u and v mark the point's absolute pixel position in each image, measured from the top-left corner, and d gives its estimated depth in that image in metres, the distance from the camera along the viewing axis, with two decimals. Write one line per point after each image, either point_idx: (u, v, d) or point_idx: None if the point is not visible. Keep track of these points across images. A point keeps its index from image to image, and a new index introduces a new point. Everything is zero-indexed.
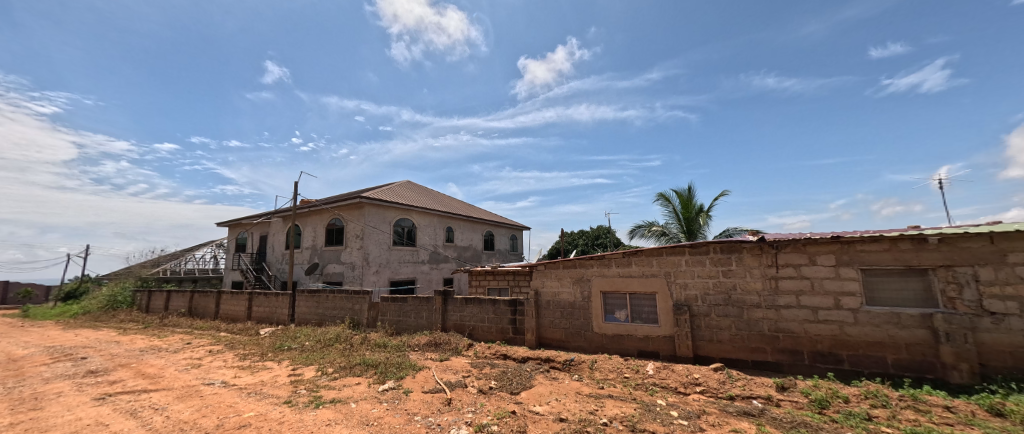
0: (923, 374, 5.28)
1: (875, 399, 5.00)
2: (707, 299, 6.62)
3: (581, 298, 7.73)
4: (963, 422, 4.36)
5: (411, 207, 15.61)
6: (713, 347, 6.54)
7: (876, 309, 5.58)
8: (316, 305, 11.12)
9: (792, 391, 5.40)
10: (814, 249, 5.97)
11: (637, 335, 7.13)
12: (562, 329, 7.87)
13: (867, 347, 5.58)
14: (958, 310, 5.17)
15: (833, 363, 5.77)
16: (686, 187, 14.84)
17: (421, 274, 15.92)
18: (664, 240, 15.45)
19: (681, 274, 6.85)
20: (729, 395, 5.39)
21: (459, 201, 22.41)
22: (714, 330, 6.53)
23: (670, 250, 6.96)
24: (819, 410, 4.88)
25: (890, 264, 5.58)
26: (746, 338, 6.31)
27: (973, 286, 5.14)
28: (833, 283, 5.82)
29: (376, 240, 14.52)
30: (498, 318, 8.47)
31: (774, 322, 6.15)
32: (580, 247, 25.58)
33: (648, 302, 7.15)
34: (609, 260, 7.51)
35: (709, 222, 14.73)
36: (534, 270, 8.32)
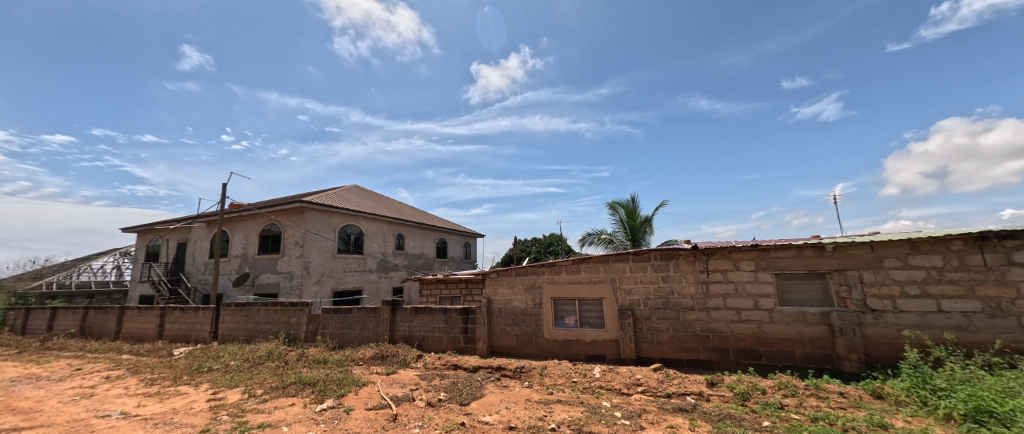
0: (823, 365, 6.15)
1: (787, 389, 5.74)
2: (648, 304, 7.19)
3: (532, 304, 8.02)
4: (853, 405, 5.19)
5: (358, 213, 15.12)
6: (654, 349, 7.09)
7: (787, 309, 6.42)
8: (244, 321, 10.40)
9: (720, 386, 6.03)
10: (738, 256, 6.75)
11: (585, 340, 7.54)
12: (514, 336, 8.09)
13: (780, 342, 6.40)
14: (848, 308, 6.12)
15: (754, 359, 6.53)
16: (631, 198, 15.83)
17: (368, 283, 15.44)
18: (612, 248, 16.34)
19: (625, 280, 7.38)
20: (667, 393, 5.90)
21: (411, 207, 22.04)
22: (654, 332, 7.10)
23: (616, 257, 7.46)
24: (742, 402, 5.51)
25: (797, 268, 6.47)
26: (682, 338, 6.94)
27: (859, 287, 6.12)
28: (753, 286, 6.61)
29: (319, 248, 13.88)
30: (449, 327, 8.50)
31: (705, 323, 6.83)
32: (533, 254, 26.18)
33: (595, 307, 7.59)
34: (560, 267, 7.89)
35: (651, 230, 15.84)
36: (486, 278, 8.48)
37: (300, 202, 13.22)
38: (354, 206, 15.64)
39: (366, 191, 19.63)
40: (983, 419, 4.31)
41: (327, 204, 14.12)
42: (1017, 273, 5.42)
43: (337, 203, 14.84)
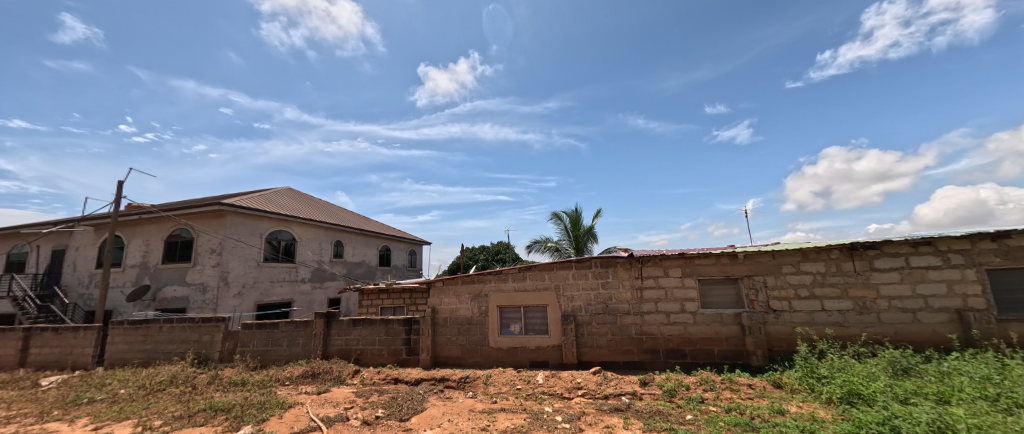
0: (736, 360, 7.07)
1: (706, 384, 6.51)
2: (589, 309, 7.73)
3: (478, 313, 8.22)
4: (759, 395, 6.04)
5: (290, 218, 14.32)
6: (593, 352, 7.63)
7: (707, 311, 7.29)
8: (142, 341, 9.27)
9: (650, 385, 6.67)
10: (667, 263, 7.53)
11: (529, 347, 7.90)
12: (459, 346, 8.24)
13: (702, 341, 7.24)
14: (756, 309, 7.10)
15: (680, 358, 7.29)
16: (575, 208, 16.66)
17: (300, 294, 14.62)
18: (557, 256, 17.06)
19: (568, 287, 7.87)
20: (605, 394, 6.39)
21: (353, 213, 21.29)
22: (594, 336, 7.65)
23: (560, 265, 7.94)
24: (669, 398, 6.15)
25: (716, 274, 7.38)
26: (619, 341, 7.55)
27: (764, 291, 7.13)
28: (680, 291, 7.41)
29: (241, 256, 12.92)
30: (390, 339, 8.43)
31: (639, 326, 7.50)
32: (480, 262, 26.35)
33: (539, 314, 8.00)
34: (506, 275, 8.20)
35: (593, 238, 16.80)
36: (431, 287, 8.56)
37: (219, 205, 12.24)
38: (286, 210, 14.79)
39: (301, 194, 18.68)
40: (853, 400, 5.31)
41: (253, 208, 13.24)
42: (879, 276, 6.67)
43: (266, 207, 13.97)
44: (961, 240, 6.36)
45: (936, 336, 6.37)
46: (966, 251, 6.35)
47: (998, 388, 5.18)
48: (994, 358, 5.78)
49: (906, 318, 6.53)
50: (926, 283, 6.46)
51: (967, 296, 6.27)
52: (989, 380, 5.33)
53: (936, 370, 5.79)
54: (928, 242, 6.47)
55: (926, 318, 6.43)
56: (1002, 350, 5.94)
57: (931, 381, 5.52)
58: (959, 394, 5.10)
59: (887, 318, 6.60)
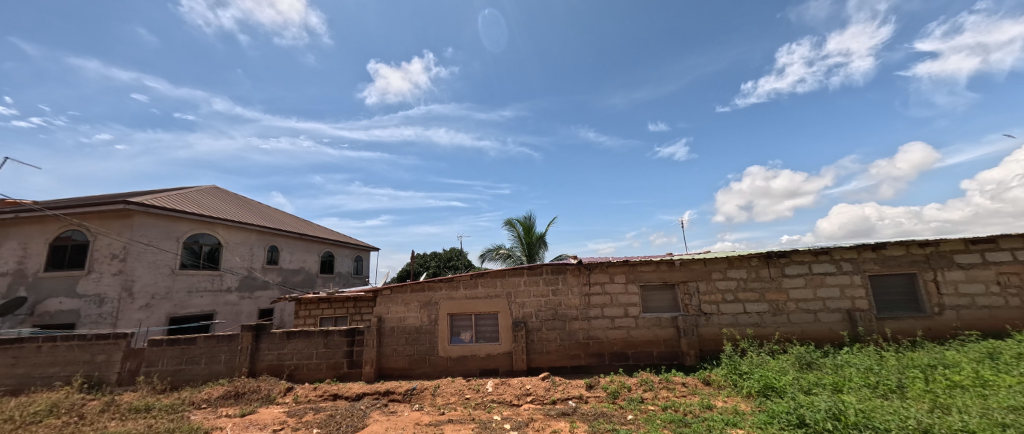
0: (672, 361, 7.70)
1: (647, 384, 7.01)
2: (539, 316, 8.04)
3: (427, 321, 8.21)
4: (691, 392, 6.64)
5: (215, 220, 13.19)
6: (543, 358, 7.92)
7: (648, 315, 7.90)
8: (13, 364, 7.83)
9: (595, 388, 7.07)
10: (613, 270, 8.05)
11: (479, 355, 8.03)
12: (406, 357, 8.16)
13: (642, 344, 7.81)
14: (690, 312, 7.81)
15: (623, 360, 7.80)
16: (528, 215, 17.12)
17: (224, 305, 13.46)
18: (509, 262, 17.37)
19: (519, 294, 8.13)
20: (552, 399, 6.68)
21: (292, 217, 20.20)
22: (544, 342, 7.95)
23: (511, 272, 8.19)
24: (613, 400, 6.56)
25: (655, 280, 8.01)
26: (568, 346, 7.90)
27: (697, 295, 7.86)
28: (624, 296, 7.96)
29: (149, 262, 11.49)
30: (330, 353, 8.11)
31: (586, 331, 7.92)
32: (431, 269, 26.00)
33: (490, 321, 8.17)
34: (457, 283, 8.30)
35: (545, 246, 17.30)
36: (378, 296, 8.43)
37: (124, 204, 10.77)
38: (211, 212, 13.61)
39: (229, 195, 17.40)
40: (768, 392, 6.04)
41: (169, 208, 11.94)
42: (789, 281, 7.63)
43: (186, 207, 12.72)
44: (849, 250, 7.47)
45: (832, 333, 7.41)
46: (853, 260, 7.47)
47: (879, 376, 6.15)
48: (875, 351, 6.83)
49: (809, 318, 7.51)
50: (825, 287, 7.50)
51: (854, 298, 7.37)
52: (871, 369, 6.33)
53: (833, 363, 6.74)
54: (826, 251, 7.53)
55: (825, 318, 7.45)
56: (880, 344, 7.02)
57: (829, 373, 6.42)
58: (849, 383, 6.02)
59: (795, 318, 7.55)
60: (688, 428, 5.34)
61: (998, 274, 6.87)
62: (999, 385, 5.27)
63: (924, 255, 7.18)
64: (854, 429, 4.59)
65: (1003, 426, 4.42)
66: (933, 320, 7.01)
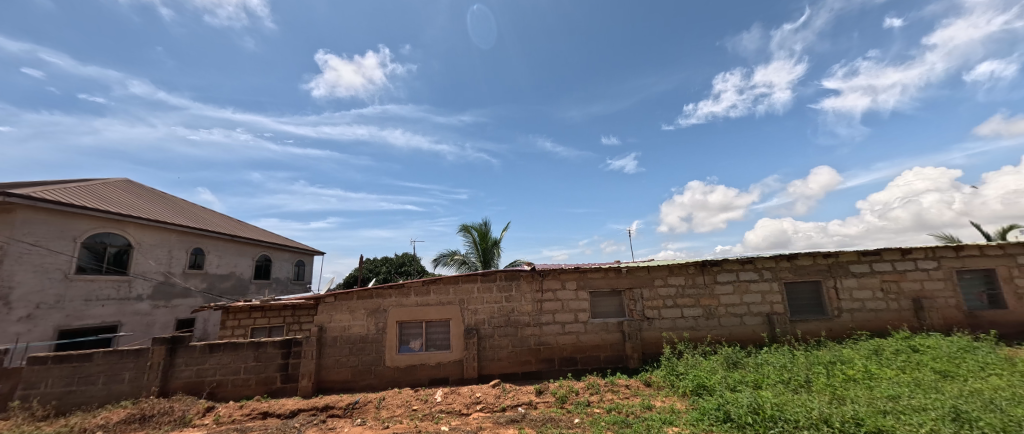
0: (616, 364, 8.14)
1: (593, 388, 7.36)
2: (491, 322, 8.15)
3: (374, 330, 8.03)
4: (633, 394, 7.08)
5: (124, 218, 11.71)
6: (494, 365, 8.02)
7: (596, 321, 8.31)
8: None
9: (545, 393, 7.29)
10: (564, 277, 8.40)
11: (429, 363, 7.97)
12: (349, 368, 7.90)
13: (591, 348, 8.19)
14: (634, 317, 8.33)
15: (571, 365, 8.12)
16: (483, 221, 17.23)
17: (131, 315, 11.90)
18: (463, 268, 17.34)
19: (473, 301, 8.21)
20: (502, 407, 6.78)
21: (221, 216, 18.66)
22: (495, 349, 8.06)
23: (464, 279, 8.26)
24: (561, 404, 6.80)
25: (604, 287, 8.46)
26: (519, 353, 8.08)
27: (641, 301, 8.39)
28: (574, 302, 8.32)
29: (35, 266, 9.91)
30: (262, 366, 7.52)
31: (538, 337, 8.16)
32: (381, 275, 25.23)
33: (442, 329, 8.17)
34: (408, 289, 8.21)
35: (500, 252, 17.45)
36: (320, 304, 8.13)
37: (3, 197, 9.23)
38: (120, 208, 12.09)
39: (145, 190, 15.71)
40: (700, 391, 6.59)
41: (64, 203, 10.42)
42: (720, 288, 8.38)
43: (87, 202, 11.20)
44: (769, 259, 8.37)
45: (755, 335, 8.22)
46: (772, 268, 8.37)
47: (791, 373, 6.94)
48: (789, 351, 7.69)
49: (736, 321, 8.29)
50: (750, 293, 8.32)
51: (773, 303, 8.25)
52: (785, 367, 7.12)
53: (754, 362, 7.50)
54: (750, 260, 8.38)
55: (749, 321, 8.26)
56: (793, 344, 7.91)
57: (751, 371, 7.14)
58: (766, 380, 6.70)
59: (725, 322, 8.29)
60: (628, 429, 5.71)
61: (881, 282, 8.01)
62: (883, 377, 6.14)
63: (827, 265, 8.23)
64: (769, 421, 5.19)
65: (884, 413, 5.18)
66: (833, 321, 8.02)
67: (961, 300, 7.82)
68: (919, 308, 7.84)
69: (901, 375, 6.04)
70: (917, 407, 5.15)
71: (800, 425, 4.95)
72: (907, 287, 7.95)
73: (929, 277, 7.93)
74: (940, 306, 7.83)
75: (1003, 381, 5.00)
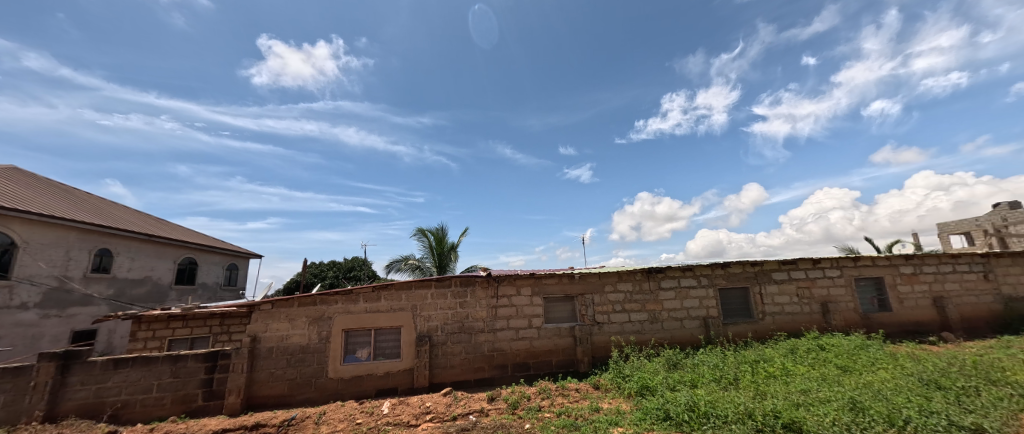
0: (568, 369, 8.44)
1: (544, 393, 7.57)
2: (445, 329, 8.11)
3: (316, 339, 7.63)
4: (582, 397, 7.38)
5: (8, 213, 10.33)
6: (446, 373, 7.97)
7: (550, 326, 8.58)
8: None
9: (496, 400, 7.38)
10: (520, 283, 8.59)
11: (377, 373, 7.72)
12: (286, 381, 7.43)
13: (543, 353, 8.44)
14: (586, 322, 8.69)
15: (524, 370, 8.30)
16: (440, 226, 17.09)
17: (13, 327, 10.43)
18: (417, 273, 17.08)
19: (426, 307, 8.13)
20: (453, 415, 6.76)
21: (136, 214, 16.92)
22: (448, 356, 8.02)
23: (418, 284, 8.17)
24: (512, 410, 6.92)
25: (558, 293, 8.76)
26: (473, 359, 8.11)
27: (592, 306, 8.78)
28: (529, 308, 8.54)
29: None
30: (181, 383, 6.91)
31: (492, 343, 8.25)
32: (328, 280, 24.08)
33: (392, 337, 7.97)
34: (357, 295, 7.92)
35: (456, 257, 17.37)
36: (255, 312, 7.58)
37: None
38: (4, 201, 10.65)
39: (40, 183, 13.98)
40: (643, 391, 7.03)
41: None
42: (664, 294, 8.97)
43: None
44: (706, 267, 9.11)
45: (692, 337, 8.88)
46: (709, 276, 9.10)
47: (721, 371, 7.58)
48: (721, 351, 8.38)
49: (677, 324, 8.90)
50: (690, 298, 8.99)
51: (709, 307, 8.96)
52: (717, 366, 7.77)
53: (692, 362, 8.10)
54: (690, 268, 9.08)
55: (689, 324, 8.91)
56: (725, 345, 8.63)
57: (689, 371, 7.70)
58: (701, 379, 7.28)
59: (667, 326, 8.88)
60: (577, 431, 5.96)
61: (797, 288, 8.98)
62: (797, 373, 6.91)
63: (754, 272, 9.09)
64: (703, 418, 5.66)
65: (796, 406, 5.83)
66: (758, 324, 8.87)
67: (858, 304, 8.96)
68: (826, 312, 8.88)
69: (811, 371, 6.82)
70: (823, 399, 5.84)
71: (728, 419, 5.45)
72: (818, 292, 8.98)
73: (833, 283, 9.02)
74: (842, 309, 8.92)
75: (889, 373, 5.81)
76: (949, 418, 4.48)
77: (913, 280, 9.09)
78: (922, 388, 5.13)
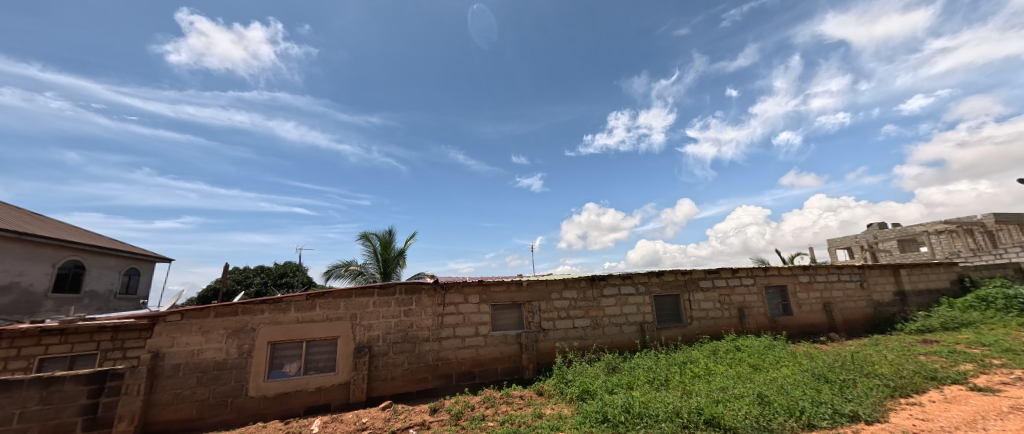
0: (513, 376, 8.59)
1: (489, 402, 7.64)
2: (387, 338, 7.90)
3: (235, 354, 7.07)
4: (526, 404, 7.55)
5: None
6: (386, 386, 7.74)
7: (496, 334, 8.70)
8: None
9: (439, 411, 7.31)
10: (467, 291, 8.65)
11: (306, 389, 7.30)
12: (194, 403, 6.78)
13: (489, 361, 8.52)
14: (532, 329, 8.92)
15: (469, 379, 8.32)
16: (387, 230, 16.65)
17: None
18: (360, 279, 16.46)
19: (367, 315, 7.87)
20: (392, 429, 6.59)
21: (4, 209, 14.57)
22: (389, 368, 7.81)
23: (359, 292, 7.91)
24: (455, 421, 6.91)
25: (505, 300, 8.92)
26: (416, 370, 7.98)
27: (538, 314, 9.03)
28: (476, 315, 8.61)
29: None
30: (53, 412, 5.86)
31: (436, 352, 8.19)
32: (253, 287, 22.22)
33: (326, 348, 7.61)
34: (288, 304, 7.48)
35: (401, 264, 16.97)
36: (160, 324, 6.88)
37: None
38: None
39: None
40: (584, 395, 7.35)
41: None
42: (605, 301, 9.48)
43: None
44: (643, 275, 9.77)
45: (630, 341, 9.44)
46: (645, 283, 9.77)
47: (654, 373, 8.14)
48: (654, 354, 8.99)
49: (616, 330, 9.42)
50: (628, 304, 9.58)
51: (645, 313, 9.60)
52: (650, 368, 8.33)
53: (628, 366, 8.60)
54: (629, 276, 9.69)
55: (627, 329, 9.47)
56: (659, 348, 9.28)
57: (626, 374, 8.18)
58: (636, 382, 7.76)
59: (609, 331, 9.37)
60: None
61: (719, 296, 9.92)
62: (717, 372, 7.62)
63: (684, 280, 9.90)
64: (637, 418, 6.06)
65: (716, 402, 6.44)
66: (687, 328, 9.66)
67: (767, 310, 10.08)
68: (743, 316, 9.89)
69: (728, 370, 7.57)
70: (737, 395, 6.51)
71: (659, 418, 5.89)
72: (736, 299, 9.98)
73: (748, 291, 10.07)
74: (756, 313, 9.99)
75: (789, 370, 6.63)
76: (834, 406, 5.22)
77: (809, 288, 10.43)
78: (814, 382, 5.91)
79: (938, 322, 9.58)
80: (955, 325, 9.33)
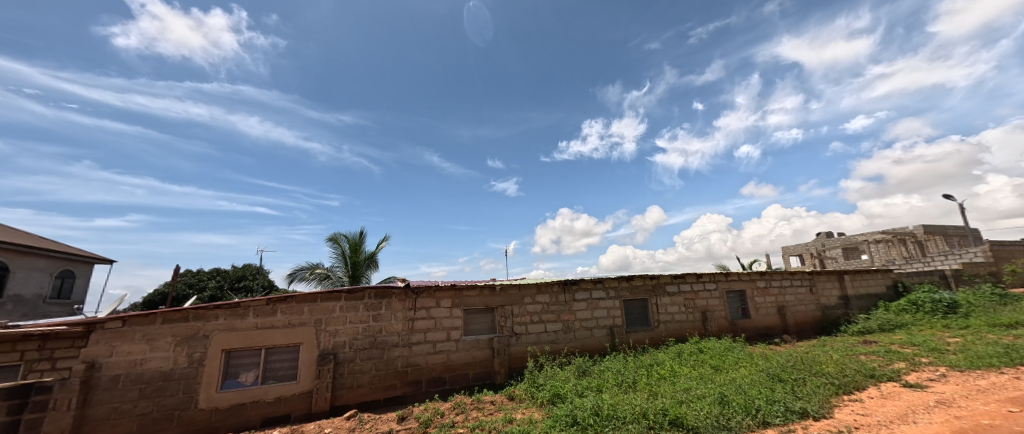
0: (484, 381, 8.60)
1: (459, 408, 7.61)
2: (354, 344, 7.74)
3: (184, 363, 6.71)
4: (497, 409, 7.58)
5: None
6: (352, 394, 7.56)
7: (468, 338, 8.69)
8: None
9: (407, 419, 7.22)
10: (439, 295, 8.61)
11: (264, 400, 7.04)
12: (136, 417, 6.37)
13: (460, 366, 8.50)
14: (504, 333, 8.97)
15: (439, 385, 8.26)
16: (358, 233, 16.28)
17: None
18: (326, 283, 16.01)
19: (333, 321, 7.68)
20: None
21: None
22: (356, 375, 7.65)
23: (325, 297, 7.72)
24: (424, 428, 6.84)
25: (477, 304, 8.94)
26: (384, 377, 7.85)
27: (510, 318, 9.10)
28: (448, 320, 8.57)
29: None
30: None
31: (406, 358, 8.09)
32: (208, 291, 21.10)
33: (287, 356, 7.36)
34: (246, 310, 7.19)
35: (370, 267, 16.62)
36: (97, 332, 6.39)
37: None
38: None
39: None
40: (554, 399, 7.45)
41: None
42: (576, 305, 9.66)
43: None
44: (613, 280, 10.04)
45: (600, 345, 9.65)
46: (614, 288, 10.03)
47: (623, 375, 8.37)
48: (623, 357, 9.23)
49: (587, 333, 9.61)
50: (598, 308, 9.80)
51: (614, 316, 9.85)
52: (619, 371, 8.55)
53: (598, 369, 8.79)
54: (600, 280, 9.93)
55: (597, 333, 9.68)
56: (628, 351, 9.53)
57: (595, 377, 8.36)
58: (605, 384, 7.94)
59: (580, 335, 9.55)
60: None
61: (684, 300, 10.31)
62: (682, 374, 7.92)
63: (652, 285, 10.23)
64: (605, 420, 6.21)
65: (680, 403, 6.70)
66: (654, 331, 9.98)
67: (728, 314, 10.57)
68: (705, 320, 10.32)
69: (692, 371, 7.89)
70: (699, 396, 6.79)
71: (626, 420, 6.07)
72: (700, 303, 10.41)
73: (711, 295, 10.53)
74: (717, 316, 10.45)
75: (747, 370, 6.99)
76: (786, 404, 5.56)
77: (765, 292, 11.02)
78: (768, 381, 6.26)
79: (876, 324, 10.32)
80: (891, 327, 10.13)
